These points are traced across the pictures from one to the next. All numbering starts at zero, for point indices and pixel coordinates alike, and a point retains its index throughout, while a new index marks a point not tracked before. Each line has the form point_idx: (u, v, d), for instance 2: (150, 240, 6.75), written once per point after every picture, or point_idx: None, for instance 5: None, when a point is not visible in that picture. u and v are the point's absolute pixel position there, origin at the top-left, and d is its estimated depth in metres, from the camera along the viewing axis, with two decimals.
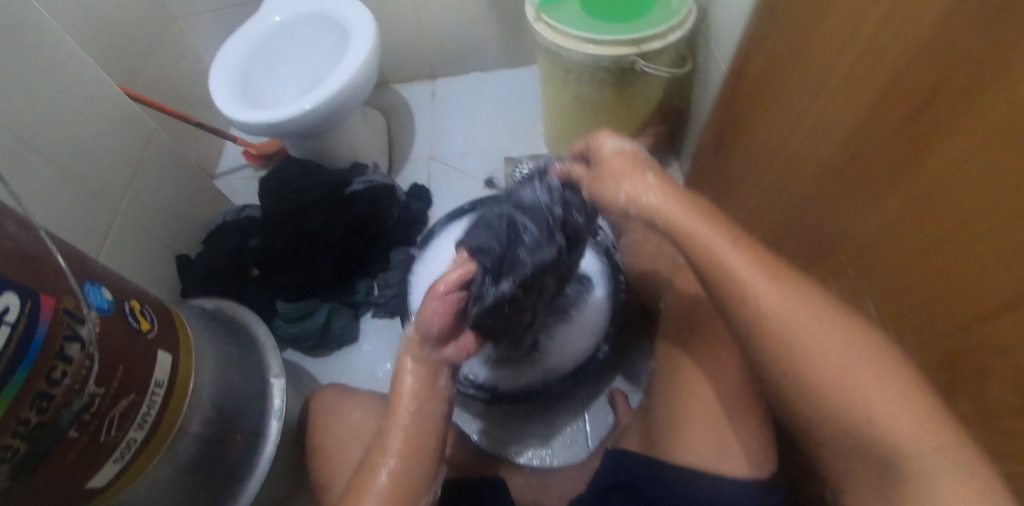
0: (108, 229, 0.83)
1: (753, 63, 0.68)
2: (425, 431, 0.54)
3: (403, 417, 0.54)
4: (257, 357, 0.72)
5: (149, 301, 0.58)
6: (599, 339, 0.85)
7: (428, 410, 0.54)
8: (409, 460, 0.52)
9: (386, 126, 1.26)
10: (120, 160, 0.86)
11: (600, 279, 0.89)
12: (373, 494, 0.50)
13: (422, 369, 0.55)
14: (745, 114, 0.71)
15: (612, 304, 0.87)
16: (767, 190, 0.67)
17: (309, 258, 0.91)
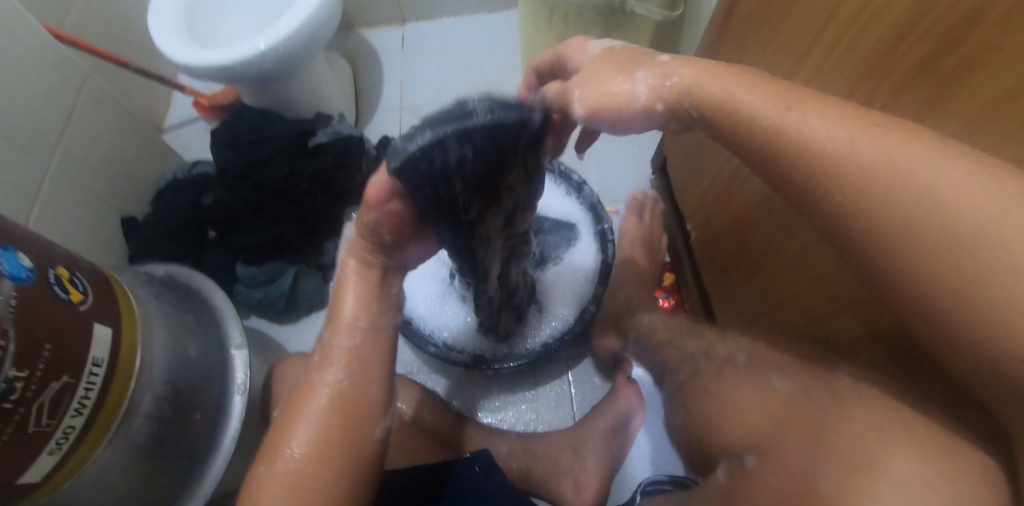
0: (40, 186, 0.73)
1: None
2: (378, 349, 0.50)
3: (351, 333, 0.49)
4: (215, 327, 0.65)
5: (83, 267, 0.51)
6: (587, 295, 0.82)
7: (380, 324, 0.51)
8: (359, 385, 0.48)
9: (351, 75, 1.15)
10: (48, 108, 0.75)
11: (586, 230, 0.87)
12: (312, 410, 0.46)
13: (366, 271, 0.51)
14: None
15: (598, 262, 0.84)
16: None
17: (272, 216, 0.85)
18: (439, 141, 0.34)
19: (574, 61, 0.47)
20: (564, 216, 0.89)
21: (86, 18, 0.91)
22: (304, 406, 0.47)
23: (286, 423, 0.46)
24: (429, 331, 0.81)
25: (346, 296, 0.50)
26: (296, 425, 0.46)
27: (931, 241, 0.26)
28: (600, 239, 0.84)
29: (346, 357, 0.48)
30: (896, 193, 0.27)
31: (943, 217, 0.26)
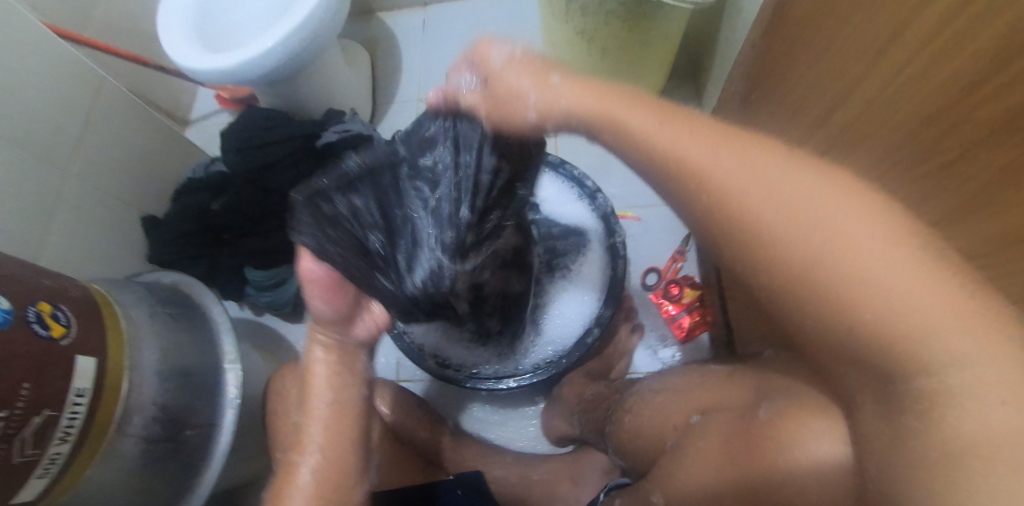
0: (59, 193, 0.76)
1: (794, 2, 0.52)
2: (350, 422, 0.50)
3: (318, 411, 0.49)
4: (211, 343, 0.67)
5: (70, 297, 0.52)
6: (593, 315, 0.77)
7: (346, 397, 0.50)
8: (333, 462, 0.49)
9: (370, 64, 1.12)
10: (65, 116, 0.77)
11: (597, 244, 0.81)
12: (298, 493, 0.48)
13: (332, 354, 0.50)
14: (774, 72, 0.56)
15: (609, 279, 0.77)
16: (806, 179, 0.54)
17: (280, 221, 0.85)
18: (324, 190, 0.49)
19: (467, 75, 0.46)
20: (574, 226, 0.84)
21: (106, 17, 0.92)
22: (290, 490, 0.48)
23: (275, 503, 0.48)
24: (424, 347, 0.78)
25: (314, 373, 0.49)
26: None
27: (799, 249, 0.29)
28: (611, 254, 0.78)
29: (319, 437, 0.49)
30: (766, 215, 0.30)
31: (803, 230, 0.29)
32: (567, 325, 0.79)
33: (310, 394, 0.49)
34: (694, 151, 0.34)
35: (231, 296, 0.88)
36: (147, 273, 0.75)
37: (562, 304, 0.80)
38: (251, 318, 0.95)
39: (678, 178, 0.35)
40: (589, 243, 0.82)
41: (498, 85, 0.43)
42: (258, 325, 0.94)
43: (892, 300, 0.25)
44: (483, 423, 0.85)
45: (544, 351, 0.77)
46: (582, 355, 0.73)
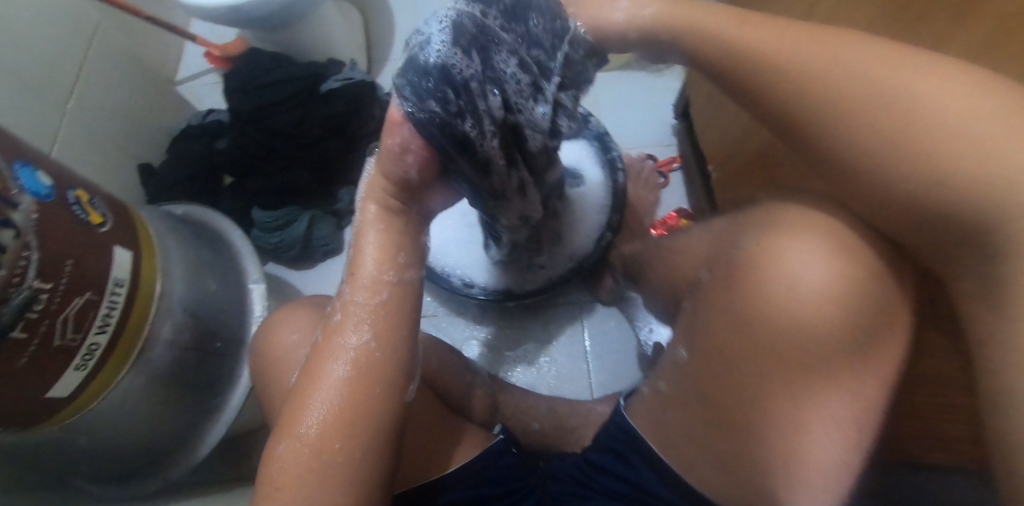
0: (57, 130, 0.73)
1: None
2: (405, 306, 0.44)
3: (375, 287, 0.43)
4: (232, 264, 0.68)
5: (100, 193, 0.51)
6: (602, 223, 0.81)
7: (407, 278, 0.45)
8: (383, 347, 0.42)
9: (363, 21, 1.12)
10: (61, 52, 0.75)
11: (594, 161, 0.86)
12: (329, 379, 0.41)
13: (387, 222, 0.45)
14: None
15: (610, 188, 0.83)
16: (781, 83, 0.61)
17: (284, 162, 0.84)
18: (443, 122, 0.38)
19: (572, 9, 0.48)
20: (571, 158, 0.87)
21: None
22: (325, 369, 0.41)
23: (304, 387, 0.41)
24: (445, 272, 0.81)
25: (364, 254, 0.44)
26: (314, 397, 0.40)
27: (874, 117, 0.32)
28: (609, 168, 0.84)
29: (366, 318, 0.43)
30: (851, 95, 0.33)
31: (889, 95, 0.31)
32: (581, 235, 0.81)
33: (359, 275, 0.44)
34: (722, 31, 0.39)
35: None
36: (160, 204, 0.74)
37: (582, 221, 0.81)
38: None
39: (745, 79, 0.38)
40: (586, 165, 0.86)
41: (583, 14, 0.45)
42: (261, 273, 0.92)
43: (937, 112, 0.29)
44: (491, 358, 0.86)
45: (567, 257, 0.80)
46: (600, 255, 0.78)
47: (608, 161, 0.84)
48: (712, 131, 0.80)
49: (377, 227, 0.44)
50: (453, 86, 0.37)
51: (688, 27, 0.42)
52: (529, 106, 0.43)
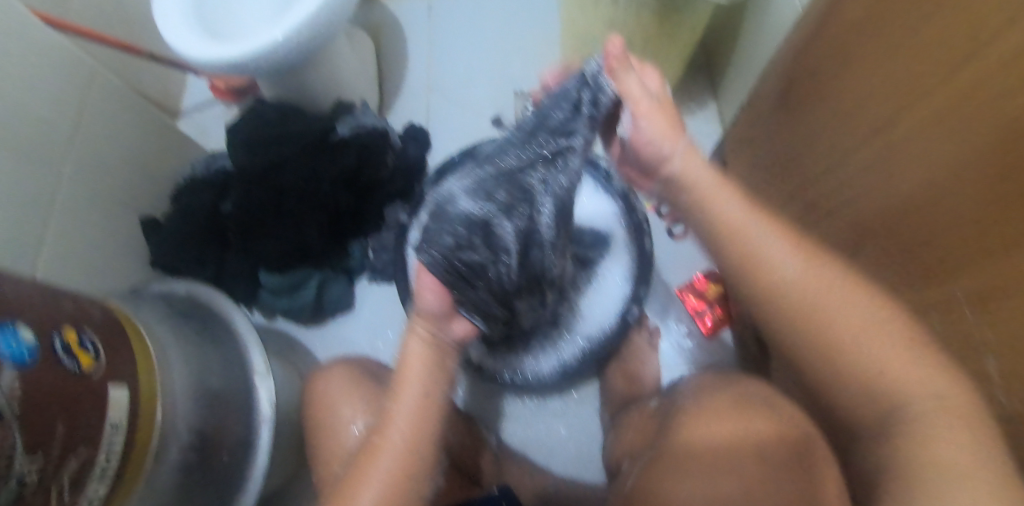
0: (57, 198, 0.69)
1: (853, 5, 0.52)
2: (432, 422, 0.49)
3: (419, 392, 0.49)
4: (238, 355, 0.63)
5: (93, 321, 0.48)
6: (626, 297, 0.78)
7: (436, 392, 0.50)
8: (414, 445, 0.48)
9: (374, 49, 1.06)
10: (57, 113, 0.70)
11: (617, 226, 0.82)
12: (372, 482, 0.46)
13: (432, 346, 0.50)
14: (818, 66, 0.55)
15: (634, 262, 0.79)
16: (838, 163, 0.53)
17: (294, 222, 0.79)
18: (454, 248, 0.41)
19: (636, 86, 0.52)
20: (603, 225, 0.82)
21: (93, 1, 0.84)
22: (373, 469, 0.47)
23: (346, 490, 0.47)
24: None
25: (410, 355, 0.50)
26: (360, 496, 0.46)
27: (816, 338, 0.42)
28: (636, 234, 0.80)
29: (404, 426, 0.48)
30: (799, 301, 0.43)
31: (834, 318, 0.41)
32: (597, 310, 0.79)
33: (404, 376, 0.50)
34: (753, 223, 0.47)
35: (241, 301, 0.83)
36: (160, 281, 0.70)
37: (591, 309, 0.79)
38: (262, 323, 0.90)
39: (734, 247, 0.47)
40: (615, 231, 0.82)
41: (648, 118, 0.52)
42: (270, 330, 0.89)
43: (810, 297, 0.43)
44: (513, 435, 0.83)
45: (574, 346, 0.78)
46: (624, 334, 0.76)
47: (634, 224, 0.80)
48: (758, 205, 0.74)
49: (420, 345, 0.50)
50: (469, 230, 0.42)
51: (690, 194, 0.52)
52: (538, 216, 0.47)
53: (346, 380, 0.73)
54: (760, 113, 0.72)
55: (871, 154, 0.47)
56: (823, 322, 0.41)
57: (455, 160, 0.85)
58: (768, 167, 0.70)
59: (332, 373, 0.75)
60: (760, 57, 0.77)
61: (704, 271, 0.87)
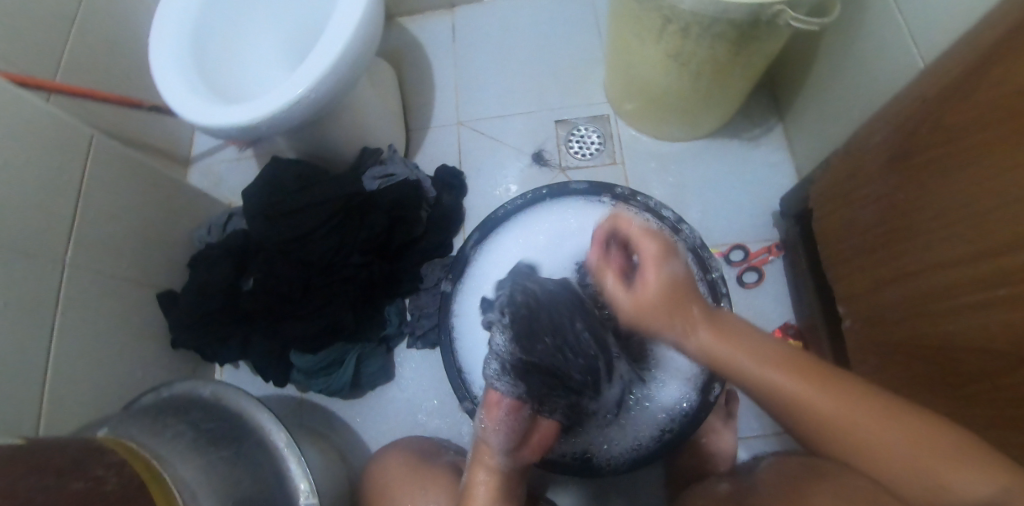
0: (58, 292, 0.62)
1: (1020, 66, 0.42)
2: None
3: None
4: (278, 476, 0.56)
5: (108, 494, 0.41)
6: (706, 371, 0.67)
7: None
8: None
9: (397, 81, 0.97)
10: (54, 196, 0.63)
11: (687, 280, 0.72)
12: None
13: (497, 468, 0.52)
14: (955, 148, 0.50)
15: None
16: (971, 264, 0.49)
17: (322, 300, 0.73)
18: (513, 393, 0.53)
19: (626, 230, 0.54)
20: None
21: (84, 56, 0.76)
22: None
23: None
24: None
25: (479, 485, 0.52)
26: None
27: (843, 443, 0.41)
28: (711, 294, 0.70)
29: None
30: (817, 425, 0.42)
31: (846, 431, 0.41)
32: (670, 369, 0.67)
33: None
34: (744, 365, 0.46)
35: (271, 380, 0.76)
36: (174, 383, 0.63)
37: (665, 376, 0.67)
38: (292, 395, 0.83)
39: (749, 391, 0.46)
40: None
41: (668, 268, 0.51)
42: (303, 405, 0.83)
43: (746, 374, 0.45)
44: None
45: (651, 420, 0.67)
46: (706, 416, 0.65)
47: (709, 284, 0.70)
48: (854, 266, 0.66)
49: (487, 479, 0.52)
50: (535, 341, 0.55)
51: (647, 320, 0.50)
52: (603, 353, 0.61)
53: (402, 472, 0.64)
54: (860, 163, 0.63)
55: (1022, 268, 0.43)
56: (811, 414, 0.43)
57: (503, 212, 0.76)
58: (870, 239, 0.63)
59: (384, 462, 0.67)
60: (869, 96, 0.68)
61: (781, 326, 0.81)
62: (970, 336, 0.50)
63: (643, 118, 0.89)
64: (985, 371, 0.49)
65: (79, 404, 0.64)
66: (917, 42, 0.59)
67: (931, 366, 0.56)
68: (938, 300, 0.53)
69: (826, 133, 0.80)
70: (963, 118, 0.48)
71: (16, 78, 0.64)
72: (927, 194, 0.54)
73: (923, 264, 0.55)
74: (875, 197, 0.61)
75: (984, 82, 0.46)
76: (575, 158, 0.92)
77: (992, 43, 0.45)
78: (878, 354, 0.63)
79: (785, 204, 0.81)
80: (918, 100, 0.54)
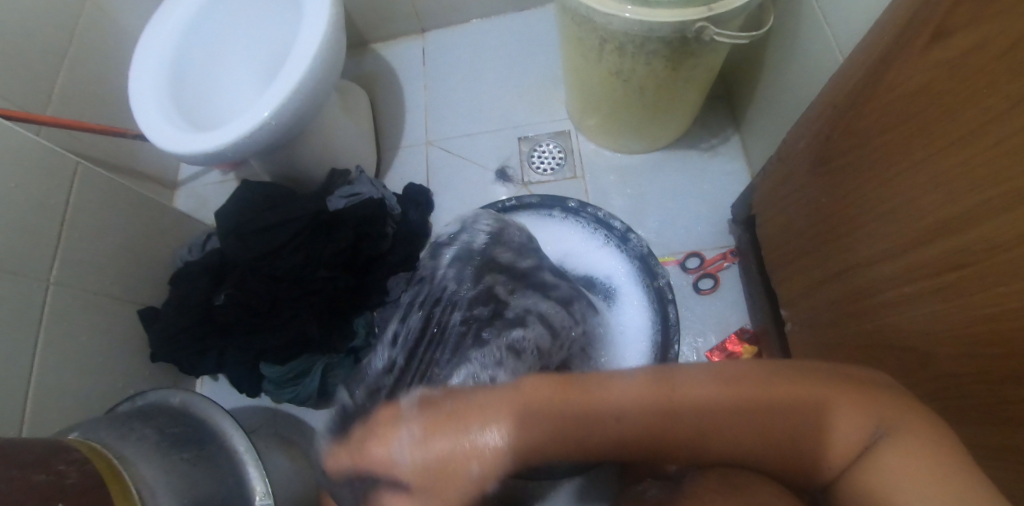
0: (43, 307, 0.67)
1: (904, 76, 0.45)
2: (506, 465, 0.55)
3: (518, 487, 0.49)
4: (236, 477, 0.59)
5: (68, 488, 0.45)
6: None
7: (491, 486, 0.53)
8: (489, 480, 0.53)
9: (369, 104, 1.02)
10: (41, 219, 0.68)
11: (635, 288, 0.77)
12: None
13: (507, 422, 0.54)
14: (861, 154, 0.52)
15: (659, 338, 0.73)
16: (881, 264, 0.52)
17: (291, 312, 0.77)
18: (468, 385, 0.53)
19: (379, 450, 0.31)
20: (604, 275, 0.79)
21: (75, 89, 0.83)
22: None
23: None
24: None
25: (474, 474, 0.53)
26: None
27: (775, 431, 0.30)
28: (658, 301, 0.75)
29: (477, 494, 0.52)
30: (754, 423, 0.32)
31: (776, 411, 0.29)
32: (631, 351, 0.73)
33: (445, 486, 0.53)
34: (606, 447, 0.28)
35: (246, 391, 0.81)
36: (147, 392, 0.67)
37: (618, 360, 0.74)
38: (268, 405, 0.87)
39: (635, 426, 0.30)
40: (623, 292, 0.77)
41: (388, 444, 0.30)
42: (278, 414, 0.86)
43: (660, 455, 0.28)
44: None
45: None
46: None
47: (656, 290, 0.75)
48: (793, 271, 0.68)
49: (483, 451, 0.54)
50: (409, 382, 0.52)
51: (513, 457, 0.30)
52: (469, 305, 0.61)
53: None
54: (790, 171, 0.66)
55: (924, 265, 0.46)
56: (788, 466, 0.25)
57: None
58: (802, 242, 0.65)
59: None
60: (802, 105, 0.71)
61: (737, 330, 0.82)
62: (885, 333, 0.52)
63: (600, 132, 0.92)
64: (901, 369, 0.51)
65: (62, 413, 0.68)
66: (835, 55, 0.62)
67: (858, 365, 0.58)
68: (861, 300, 0.55)
69: (772, 142, 0.83)
70: (866, 125, 0.51)
71: (7, 111, 0.69)
72: (842, 198, 0.56)
73: (847, 265, 0.57)
74: (804, 202, 0.64)
75: (878, 91, 0.49)
76: (537, 173, 0.96)
77: (880, 55, 0.48)
78: (815, 355, 0.66)
79: (735, 211, 0.84)
80: (829, 110, 0.57)
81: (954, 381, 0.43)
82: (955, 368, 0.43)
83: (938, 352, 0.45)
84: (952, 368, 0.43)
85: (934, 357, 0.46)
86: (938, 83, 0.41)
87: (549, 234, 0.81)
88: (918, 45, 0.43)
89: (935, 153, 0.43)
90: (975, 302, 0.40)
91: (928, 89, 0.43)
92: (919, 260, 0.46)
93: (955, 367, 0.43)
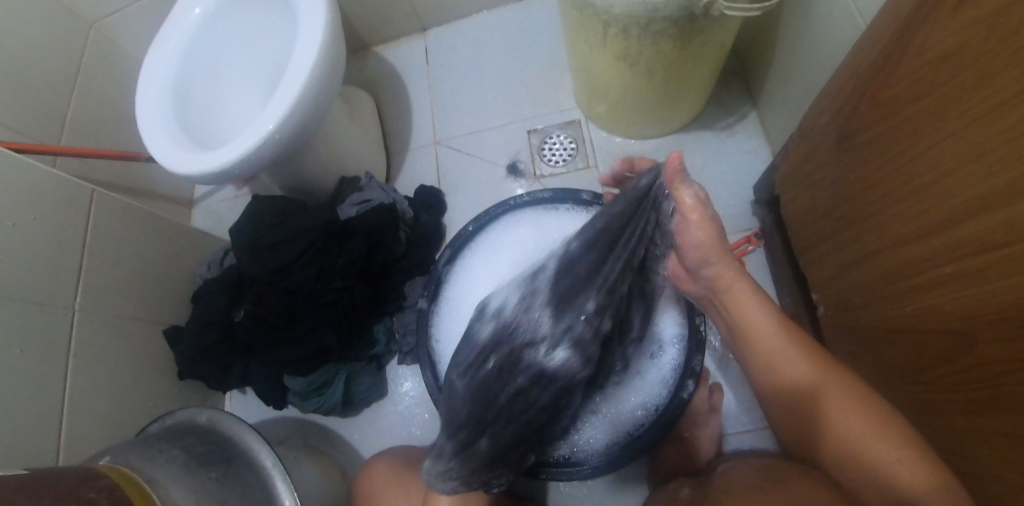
0: (69, 335, 0.69)
1: (934, 38, 0.42)
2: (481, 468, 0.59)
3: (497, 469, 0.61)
4: (264, 493, 0.60)
5: None
6: (678, 372, 0.69)
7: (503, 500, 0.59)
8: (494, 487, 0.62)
9: (375, 109, 1.01)
10: (61, 248, 0.69)
11: None
12: None
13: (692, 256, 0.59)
14: (889, 127, 0.49)
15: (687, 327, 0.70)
16: (914, 245, 0.49)
17: (309, 324, 0.77)
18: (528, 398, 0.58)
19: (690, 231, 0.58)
20: None
21: (87, 117, 0.84)
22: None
23: None
24: None
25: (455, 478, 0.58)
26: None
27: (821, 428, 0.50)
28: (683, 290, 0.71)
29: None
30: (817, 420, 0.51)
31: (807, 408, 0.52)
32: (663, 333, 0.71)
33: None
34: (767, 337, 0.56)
35: (271, 403, 0.81)
36: (175, 411, 0.68)
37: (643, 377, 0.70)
38: (295, 416, 0.88)
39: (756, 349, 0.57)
40: None
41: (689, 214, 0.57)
42: (304, 425, 0.87)
43: (786, 378, 0.54)
44: None
45: (626, 412, 0.70)
46: (681, 414, 0.67)
47: (680, 279, 0.71)
48: (824, 253, 0.65)
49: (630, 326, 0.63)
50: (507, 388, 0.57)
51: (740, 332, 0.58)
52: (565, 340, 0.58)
53: (387, 477, 0.69)
54: (814, 147, 0.63)
55: (966, 242, 0.42)
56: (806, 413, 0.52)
57: (470, 231, 0.80)
58: (831, 221, 0.62)
59: (372, 469, 0.71)
60: (823, 75, 0.67)
61: None
62: (920, 319, 0.50)
63: (610, 119, 0.89)
64: (937, 358, 0.48)
65: (96, 434, 0.70)
66: (856, 20, 0.58)
67: (895, 351, 0.55)
68: (894, 283, 0.52)
69: (792, 117, 0.79)
70: (892, 96, 0.48)
71: (21, 144, 0.71)
72: (871, 174, 0.53)
73: (877, 246, 0.54)
74: (829, 180, 0.60)
75: (904, 58, 0.46)
76: (548, 166, 0.93)
77: (906, 15, 0.44)
78: (854, 340, 0.62)
79: (757, 192, 0.81)
80: (853, 78, 0.53)
81: (998, 369, 0.41)
82: (999, 353, 0.41)
83: (979, 339, 0.43)
84: (994, 354, 0.41)
85: (976, 345, 0.43)
86: (969, 45, 0.38)
87: (562, 227, 0.79)
88: (948, 2, 0.39)
89: (966, 125, 0.40)
90: (1019, 285, 0.37)
91: (959, 53, 0.39)
92: (954, 242, 0.43)
93: (998, 352, 0.41)
